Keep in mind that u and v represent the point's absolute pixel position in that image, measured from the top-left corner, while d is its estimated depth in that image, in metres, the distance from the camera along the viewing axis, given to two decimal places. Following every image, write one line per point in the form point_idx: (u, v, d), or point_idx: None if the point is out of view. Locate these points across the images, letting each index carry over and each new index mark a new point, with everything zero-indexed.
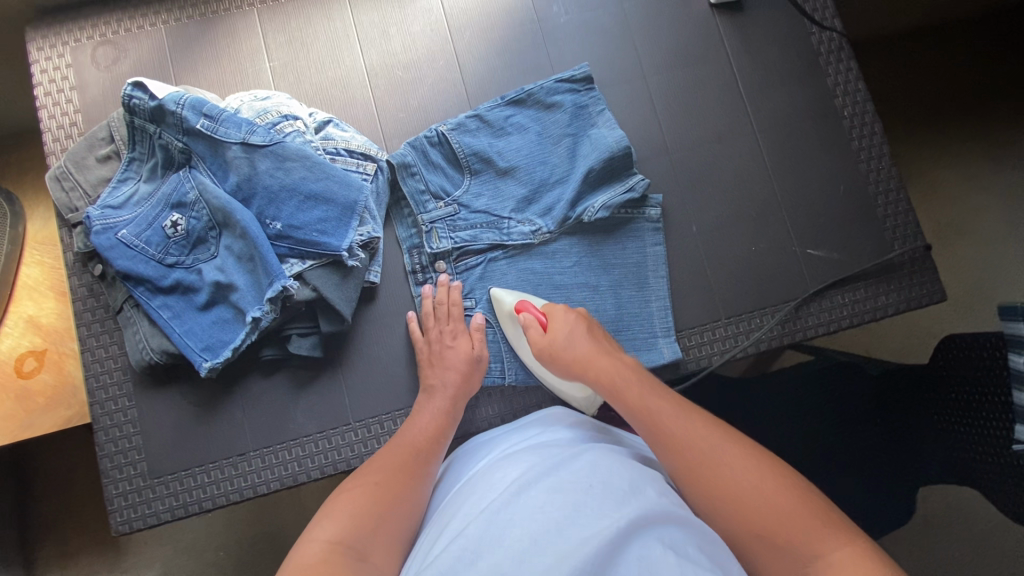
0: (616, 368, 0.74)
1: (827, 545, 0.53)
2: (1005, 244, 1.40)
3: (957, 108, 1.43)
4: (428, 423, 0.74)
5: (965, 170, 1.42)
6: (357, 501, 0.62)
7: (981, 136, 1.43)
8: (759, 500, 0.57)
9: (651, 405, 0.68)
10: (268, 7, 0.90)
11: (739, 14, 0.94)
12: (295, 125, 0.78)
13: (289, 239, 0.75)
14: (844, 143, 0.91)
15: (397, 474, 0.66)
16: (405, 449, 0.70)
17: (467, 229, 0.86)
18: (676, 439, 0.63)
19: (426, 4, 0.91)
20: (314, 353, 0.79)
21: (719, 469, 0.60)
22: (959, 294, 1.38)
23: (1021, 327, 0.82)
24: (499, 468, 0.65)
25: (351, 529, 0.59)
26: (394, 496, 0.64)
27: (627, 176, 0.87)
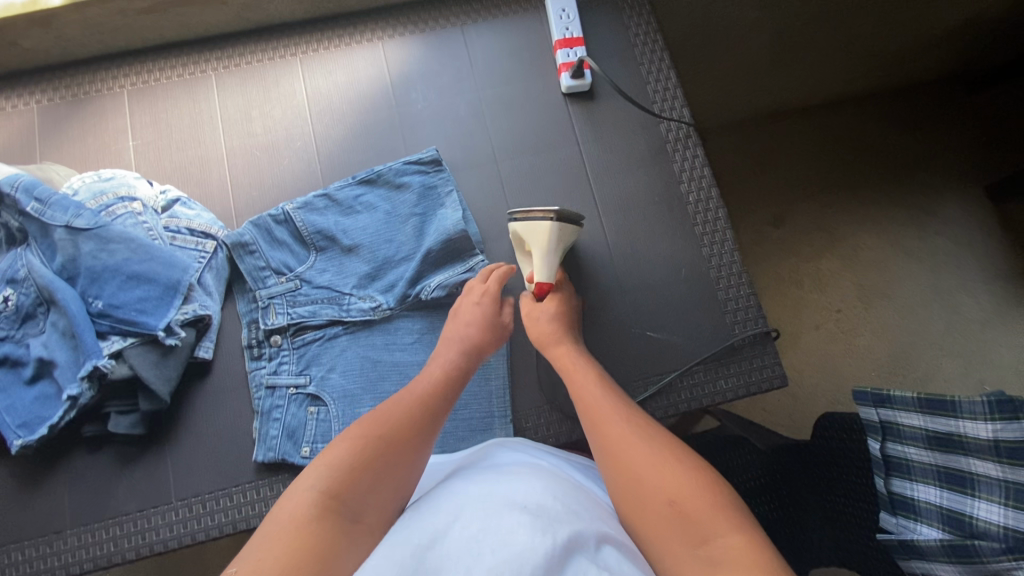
0: (571, 352, 0.77)
1: (724, 529, 0.54)
2: (912, 315, 1.39)
3: (857, 180, 1.46)
4: (438, 374, 0.72)
5: (867, 240, 1.44)
6: (356, 450, 0.59)
7: (883, 207, 1.45)
8: (666, 481, 0.59)
9: (589, 392, 0.71)
10: (138, 89, 0.95)
11: (591, 102, 0.97)
12: (131, 206, 0.81)
13: (110, 318, 0.76)
14: (688, 228, 0.93)
15: (408, 427, 0.64)
16: (412, 403, 0.67)
17: (307, 304, 0.86)
18: (599, 422, 0.67)
19: (290, 89, 0.96)
20: (133, 430, 0.79)
21: (629, 450, 0.63)
22: (864, 365, 1.37)
23: (871, 415, 0.77)
24: (452, 486, 0.63)
25: (347, 483, 0.57)
26: (398, 449, 0.61)
27: (470, 255, 0.88)
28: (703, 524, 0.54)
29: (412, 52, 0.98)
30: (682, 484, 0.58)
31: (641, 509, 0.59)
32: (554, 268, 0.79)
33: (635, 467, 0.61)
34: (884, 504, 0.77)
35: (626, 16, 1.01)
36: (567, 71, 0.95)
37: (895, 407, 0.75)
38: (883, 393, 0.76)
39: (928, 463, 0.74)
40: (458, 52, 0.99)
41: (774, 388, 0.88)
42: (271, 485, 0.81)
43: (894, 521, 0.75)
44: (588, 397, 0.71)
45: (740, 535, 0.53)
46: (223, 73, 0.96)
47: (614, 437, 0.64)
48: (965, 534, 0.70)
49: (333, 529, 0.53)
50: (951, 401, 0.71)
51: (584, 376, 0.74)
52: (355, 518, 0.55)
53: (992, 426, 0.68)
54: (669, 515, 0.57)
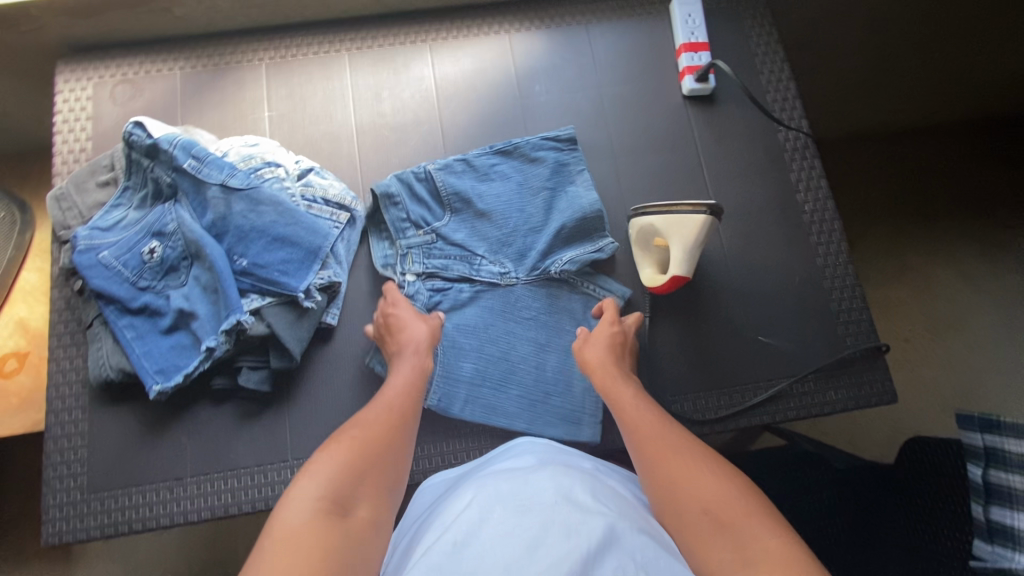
0: (615, 373, 0.77)
1: (762, 533, 0.54)
2: (994, 346, 1.37)
3: (944, 206, 1.45)
4: (403, 384, 0.73)
5: (951, 267, 1.42)
6: (337, 458, 0.60)
7: (970, 237, 1.44)
8: (701, 491, 0.59)
9: (631, 403, 0.72)
10: (276, 63, 0.99)
11: (711, 107, 0.99)
12: (276, 171, 0.85)
13: (252, 276, 0.80)
14: (803, 237, 0.93)
15: (379, 426, 0.66)
16: (383, 408, 0.69)
17: (441, 258, 0.89)
18: (639, 434, 0.68)
19: (419, 73, 0.99)
20: (261, 387, 0.81)
21: (672, 462, 0.63)
22: (941, 395, 1.35)
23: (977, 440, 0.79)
24: (461, 496, 0.61)
25: (334, 486, 0.58)
26: (378, 458, 0.63)
27: (594, 245, 0.90)
28: (741, 529, 0.55)
29: (538, 47, 1.01)
30: (720, 493, 0.59)
31: (676, 516, 0.59)
32: (693, 261, 0.81)
33: (676, 474, 0.62)
34: (978, 531, 0.79)
35: (749, 26, 1.02)
36: (691, 74, 0.97)
37: (1004, 434, 0.77)
38: (992, 419, 0.78)
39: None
40: (582, 49, 1.01)
41: (883, 403, 0.88)
42: None
43: (989, 549, 0.77)
44: (630, 417, 0.71)
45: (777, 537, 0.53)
46: (356, 53, 1.00)
47: (655, 450, 0.65)
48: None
49: (330, 527, 0.53)
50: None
51: (624, 399, 0.73)
52: (348, 514, 0.56)
53: None
54: (704, 521, 0.57)
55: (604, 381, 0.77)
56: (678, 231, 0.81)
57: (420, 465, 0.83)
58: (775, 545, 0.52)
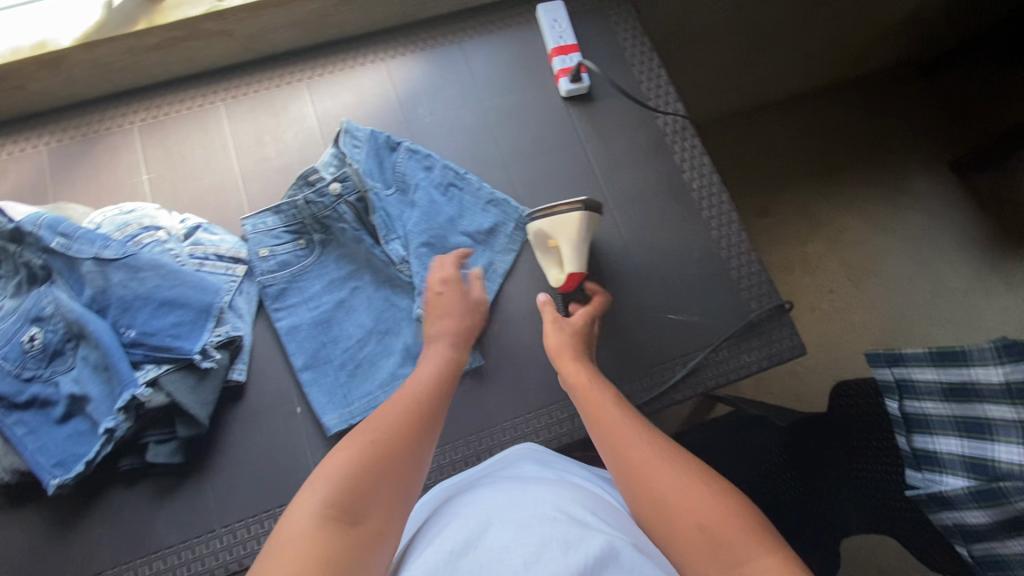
0: (586, 371, 0.78)
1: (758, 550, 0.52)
2: (898, 285, 1.48)
3: (828, 164, 1.57)
4: (429, 374, 0.72)
5: (845, 219, 1.54)
6: (359, 458, 0.57)
7: (855, 190, 1.56)
8: (689, 504, 0.58)
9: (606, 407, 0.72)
10: (148, 123, 0.96)
11: (590, 104, 1.02)
12: (156, 235, 0.82)
13: (143, 346, 0.76)
14: (695, 213, 0.97)
15: (402, 428, 0.62)
16: (407, 402, 0.66)
17: (347, 222, 0.89)
18: (619, 445, 0.66)
19: (299, 113, 0.98)
20: (172, 459, 0.77)
21: (654, 472, 0.62)
22: (859, 339, 1.44)
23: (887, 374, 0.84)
24: (456, 517, 0.60)
25: (346, 491, 0.54)
26: (398, 464, 0.59)
27: (483, 267, 0.92)
28: (736, 548, 0.53)
29: (415, 70, 1.02)
30: (710, 506, 0.57)
31: (669, 532, 0.57)
32: (583, 256, 0.85)
33: (660, 486, 0.60)
34: (909, 462, 0.83)
35: (613, 22, 1.07)
36: (565, 76, 1.00)
37: (909, 364, 0.82)
38: (896, 352, 0.83)
39: (945, 415, 0.80)
40: (459, 66, 1.03)
41: (795, 357, 0.91)
42: None
43: (920, 476, 0.81)
44: (604, 425, 0.70)
45: (775, 556, 0.51)
46: (231, 102, 0.98)
47: (633, 461, 0.63)
48: (989, 478, 0.75)
49: (340, 537, 0.51)
50: (962, 351, 0.78)
51: (602, 403, 0.73)
52: (357, 522, 0.53)
53: (1002, 369, 0.75)
54: (698, 540, 0.55)
55: (579, 380, 0.77)
56: (564, 231, 0.85)
57: None
58: (775, 563, 0.51)
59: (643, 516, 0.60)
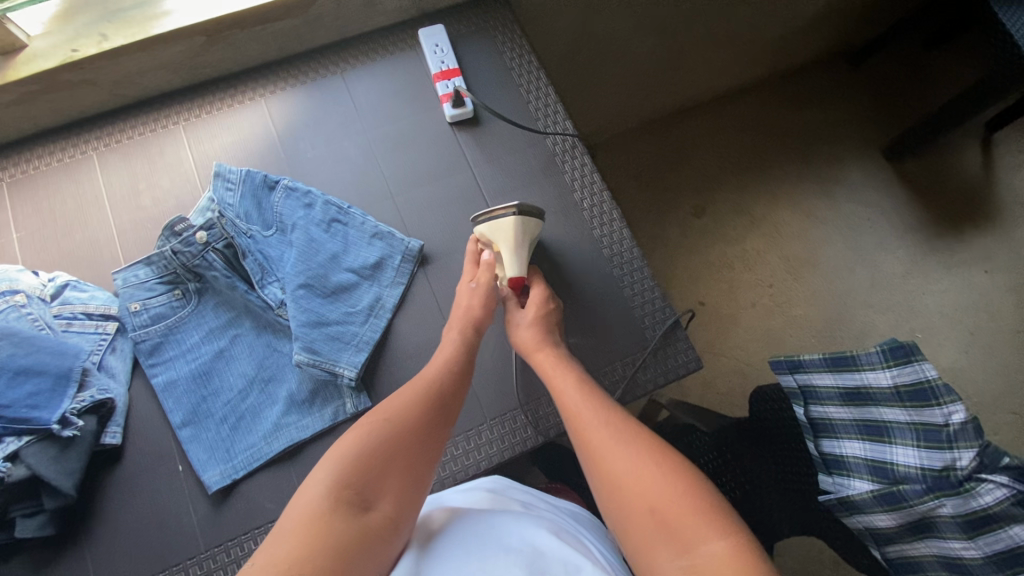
0: (552, 358, 0.80)
1: (709, 533, 0.59)
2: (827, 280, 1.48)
3: (751, 162, 1.56)
4: (440, 364, 0.79)
5: (772, 218, 1.53)
6: (362, 446, 0.67)
7: (780, 187, 1.55)
8: (651, 492, 0.64)
9: (576, 395, 0.76)
10: (18, 180, 0.93)
11: (477, 128, 1.00)
12: (13, 299, 0.79)
13: (1, 419, 0.73)
14: (586, 233, 0.96)
15: (412, 414, 0.72)
16: (416, 391, 0.75)
17: (220, 270, 0.86)
18: (588, 433, 0.71)
19: (176, 158, 0.96)
20: (42, 532, 0.75)
21: (613, 460, 0.68)
22: (789, 337, 1.44)
23: (789, 381, 0.84)
24: (431, 548, 0.65)
25: (353, 477, 0.64)
26: (401, 453, 0.68)
27: (369, 304, 0.89)
28: (689, 534, 0.60)
29: (296, 105, 1.00)
30: (666, 494, 0.63)
31: (626, 515, 0.65)
32: (524, 259, 0.84)
33: (626, 475, 0.66)
34: (819, 465, 0.82)
35: (499, 42, 1.05)
36: (449, 102, 0.99)
37: (808, 370, 0.83)
38: (795, 359, 0.84)
39: (847, 419, 0.79)
40: (342, 98, 1.01)
41: (692, 372, 0.90)
42: (201, 562, 0.78)
43: (831, 480, 0.80)
44: (575, 413, 0.74)
45: (725, 542, 0.58)
46: (104, 151, 0.95)
47: (600, 450, 0.69)
48: (890, 481, 0.75)
49: (345, 515, 0.61)
50: (852, 355, 0.79)
51: (569, 390, 0.76)
52: (367, 510, 0.62)
53: (889, 373, 0.76)
54: (650, 521, 0.63)
55: (547, 368, 0.79)
56: (503, 236, 0.83)
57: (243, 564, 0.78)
58: (723, 549, 0.58)
59: (607, 501, 0.67)
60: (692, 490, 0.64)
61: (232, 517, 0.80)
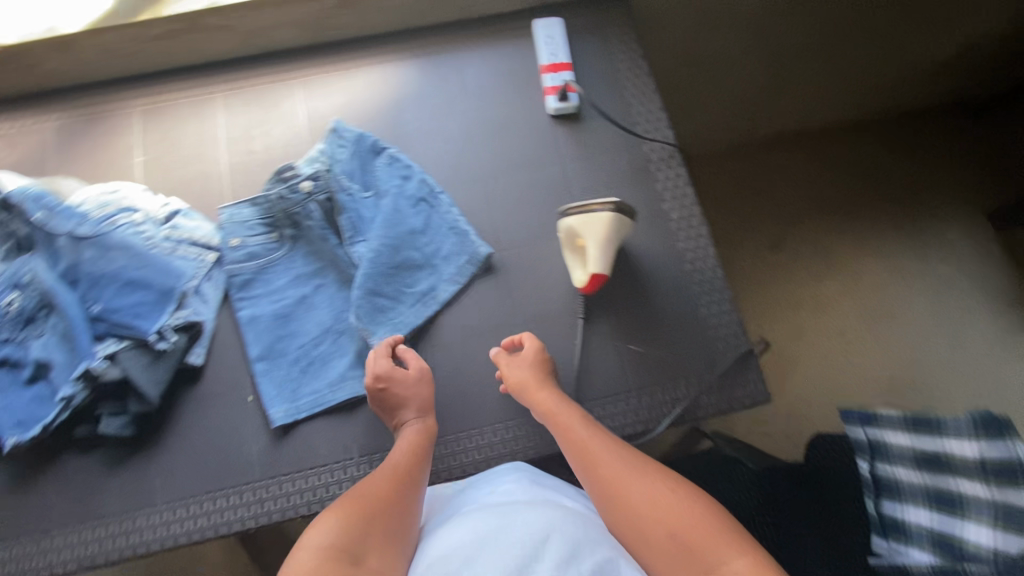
0: (553, 394, 0.78)
1: (731, 554, 0.57)
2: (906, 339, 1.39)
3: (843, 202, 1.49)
4: (413, 441, 0.76)
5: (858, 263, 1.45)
6: (346, 517, 0.61)
7: (871, 233, 1.47)
8: (669, 515, 0.61)
9: (578, 429, 0.73)
10: (149, 109, 1.01)
11: (577, 123, 1.01)
12: (133, 216, 0.86)
13: (106, 322, 0.80)
14: (671, 244, 0.94)
15: (395, 487, 0.67)
16: (393, 470, 0.70)
17: (317, 220, 0.90)
18: (596, 462, 0.69)
19: (290, 111, 1.01)
20: (123, 432, 0.81)
21: (626, 486, 0.65)
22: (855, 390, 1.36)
23: (858, 432, 0.81)
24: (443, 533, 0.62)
25: (341, 542, 0.58)
26: (388, 521, 0.63)
27: (425, 290, 0.90)
28: (711, 554, 0.57)
29: (407, 76, 1.03)
30: (685, 517, 0.61)
31: (645, 542, 0.61)
32: (610, 260, 0.78)
33: (639, 502, 0.64)
34: (875, 527, 0.77)
35: (612, 42, 1.05)
36: (554, 93, 0.99)
37: (882, 426, 0.79)
38: (869, 412, 0.81)
39: (917, 483, 0.75)
40: (451, 76, 1.03)
41: (758, 405, 0.87)
42: (253, 490, 0.82)
43: (885, 544, 0.75)
44: (580, 446, 0.71)
45: (749, 559, 0.56)
46: (227, 94, 1.02)
47: (612, 478, 0.67)
48: (955, 558, 0.70)
49: None
50: (935, 419, 0.74)
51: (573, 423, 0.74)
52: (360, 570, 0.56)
53: (976, 445, 0.70)
54: (672, 547, 0.59)
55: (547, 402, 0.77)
56: (592, 232, 0.78)
57: (291, 501, 0.82)
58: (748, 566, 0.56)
59: (621, 530, 0.64)
60: (710, 512, 0.62)
61: (288, 454, 0.84)
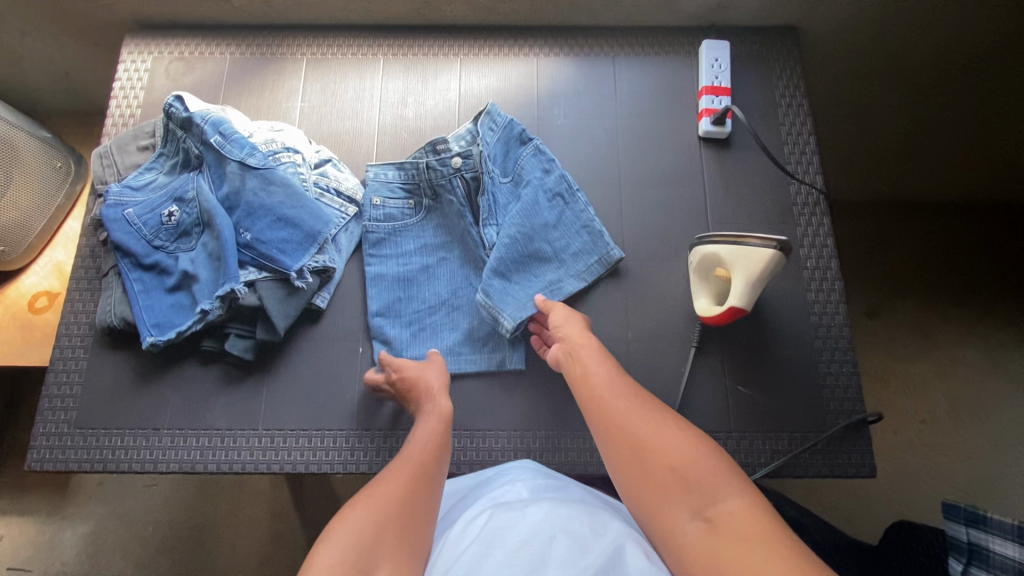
0: (585, 334, 0.80)
1: (726, 492, 0.56)
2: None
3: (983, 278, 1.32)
4: (428, 437, 0.73)
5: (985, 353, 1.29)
6: (358, 523, 0.57)
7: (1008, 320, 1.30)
8: (668, 451, 0.61)
9: (592, 367, 0.74)
10: (316, 58, 1.05)
11: (725, 151, 0.99)
12: (293, 157, 0.91)
13: (253, 250, 0.85)
14: (800, 292, 0.91)
15: (412, 486, 0.64)
16: (407, 468, 0.67)
17: (455, 197, 0.93)
18: (603, 399, 0.69)
19: (446, 84, 1.04)
20: (245, 355, 0.85)
21: (629, 422, 0.65)
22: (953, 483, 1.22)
23: (959, 531, 0.75)
24: (451, 543, 0.61)
25: (356, 548, 0.55)
26: (404, 523, 0.59)
27: (552, 279, 0.91)
28: (707, 489, 0.57)
29: (563, 73, 1.04)
30: (683, 451, 0.60)
31: (643, 474, 0.61)
32: (755, 296, 0.75)
33: (641, 436, 0.63)
34: None
35: (776, 76, 1.03)
36: (709, 116, 0.98)
37: (989, 531, 0.73)
38: (979, 513, 0.74)
39: None
40: (606, 79, 1.04)
41: (860, 477, 0.84)
42: (349, 438, 0.86)
43: None
44: (591, 383, 0.72)
45: (742, 499, 0.55)
46: (390, 58, 1.05)
47: (616, 413, 0.67)
48: None
49: None
50: None
51: (588, 363, 0.75)
52: None
53: None
54: (670, 479, 0.59)
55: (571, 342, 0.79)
56: (741, 264, 0.75)
57: (381, 457, 0.85)
58: (740, 507, 0.55)
59: (618, 464, 0.64)
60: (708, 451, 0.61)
61: (386, 411, 0.87)
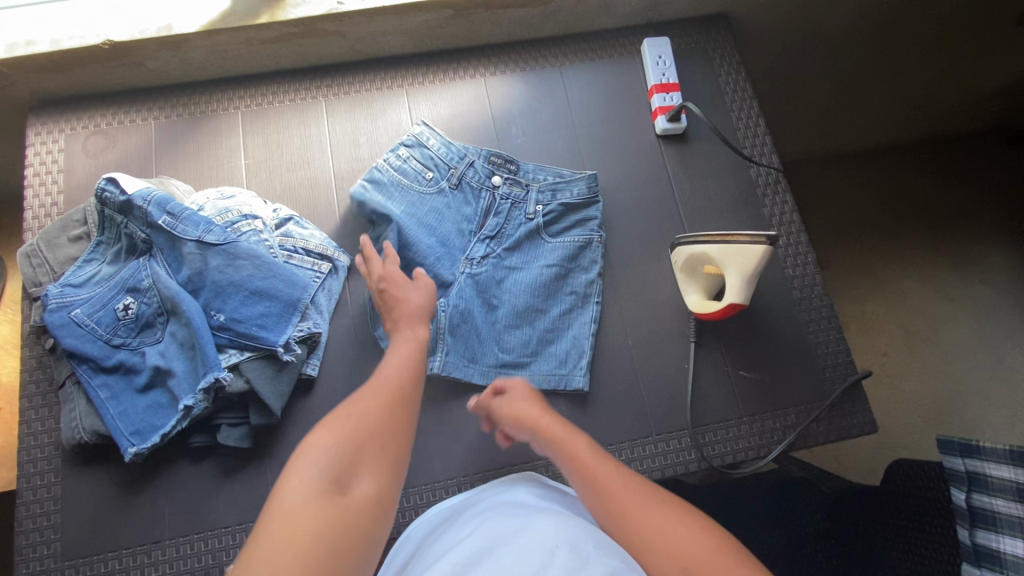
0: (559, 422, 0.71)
1: None
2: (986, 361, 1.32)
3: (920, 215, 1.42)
4: (405, 356, 0.71)
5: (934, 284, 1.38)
6: (333, 440, 0.56)
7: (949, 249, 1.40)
8: (678, 543, 0.52)
9: (585, 455, 0.65)
10: (252, 110, 0.99)
11: (683, 145, 1.01)
12: (253, 224, 0.85)
13: (230, 331, 0.79)
14: (778, 271, 0.95)
15: (387, 405, 0.62)
16: (384, 386, 0.65)
17: (477, 211, 0.92)
18: (602, 489, 0.60)
19: (397, 118, 1.00)
20: (241, 443, 0.80)
21: (634, 513, 0.57)
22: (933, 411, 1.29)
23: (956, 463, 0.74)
24: (440, 549, 0.57)
25: (335, 458, 0.55)
26: (380, 439, 0.59)
27: (516, 357, 0.87)
28: None
29: (514, 89, 1.03)
30: (699, 546, 0.52)
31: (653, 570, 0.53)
32: (751, 291, 0.77)
33: (651, 527, 0.55)
34: (966, 554, 0.73)
35: (717, 64, 1.06)
36: (663, 114, 0.99)
37: (985, 458, 0.73)
38: (972, 443, 0.73)
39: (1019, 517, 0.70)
40: (557, 90, 1.03)
41: (865, 434, 0.89)
42: None
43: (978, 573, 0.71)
44: (585, 466, 0.64)
45: None
46: (332, 99, 1.00)
47: (618, 504, 0.58)
48: None
49: (335, 511, 0.50)
50: None
51: (582, 449, 0.66)
52: (348, 491, 0.53)
53: None
54: None
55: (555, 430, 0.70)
56: (733, 260, 0.78)
57: (408, 516, 0.81)
58: None
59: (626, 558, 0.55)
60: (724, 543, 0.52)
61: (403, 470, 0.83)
